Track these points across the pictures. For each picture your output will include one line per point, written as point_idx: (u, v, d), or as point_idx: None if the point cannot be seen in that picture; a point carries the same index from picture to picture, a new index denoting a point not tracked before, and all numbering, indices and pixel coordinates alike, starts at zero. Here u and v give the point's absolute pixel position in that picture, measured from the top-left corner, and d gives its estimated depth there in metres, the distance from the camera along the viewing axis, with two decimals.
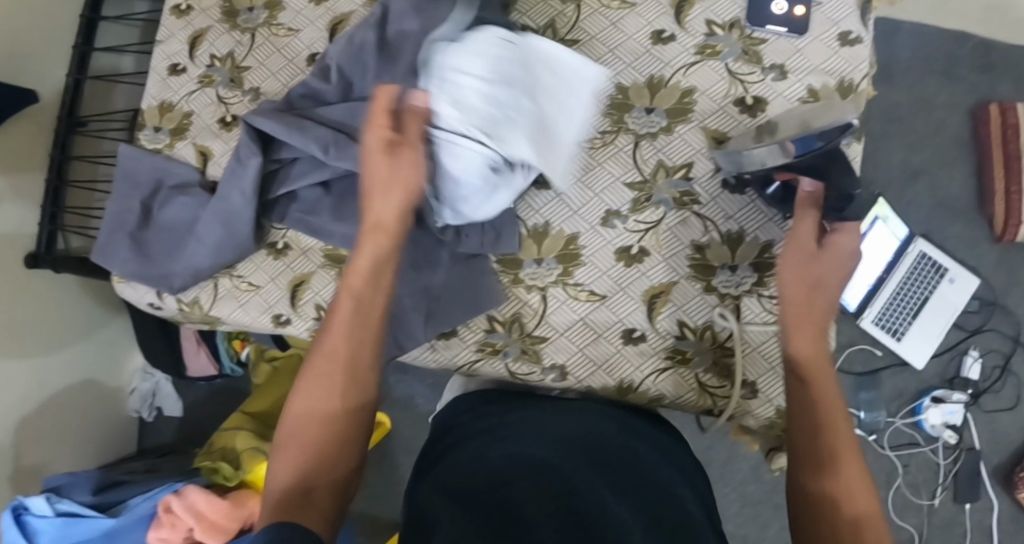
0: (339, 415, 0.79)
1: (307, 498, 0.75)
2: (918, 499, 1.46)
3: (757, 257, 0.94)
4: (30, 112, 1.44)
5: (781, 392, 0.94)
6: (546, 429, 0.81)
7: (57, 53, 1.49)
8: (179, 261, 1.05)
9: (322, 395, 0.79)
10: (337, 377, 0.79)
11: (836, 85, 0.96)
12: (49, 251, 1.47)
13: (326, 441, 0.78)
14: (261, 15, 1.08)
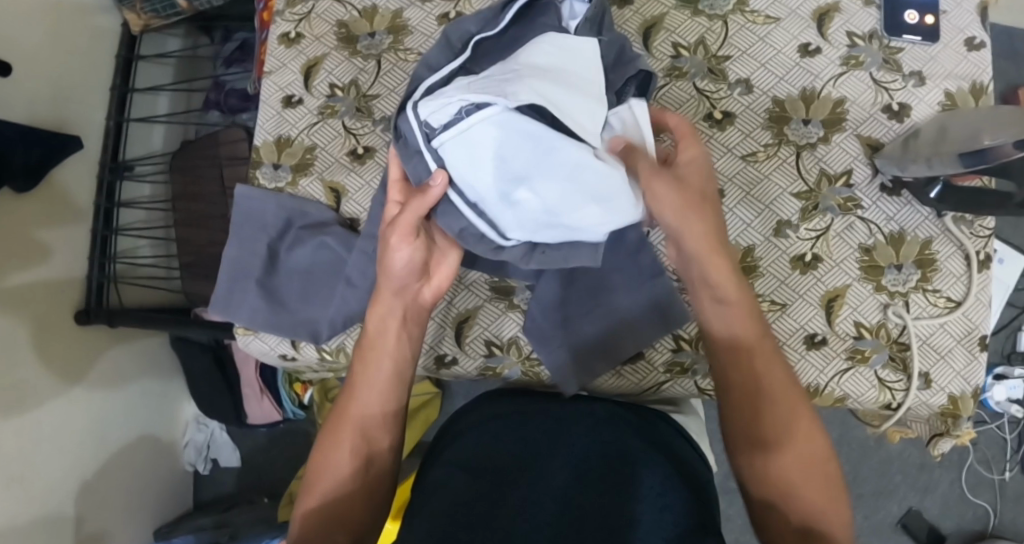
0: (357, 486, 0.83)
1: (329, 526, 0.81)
2: (989, 474, 1.56)
3: (920, 255, 0.98)
4: (74, 160, 1.35)
5: (951, 380, 0.97)
6: (572, 435, 0.85)
7: (95, 93, 1.40)
8: (324, 308, 1.02)
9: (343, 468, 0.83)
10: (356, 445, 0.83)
11: (969, 89, 1.00)
12: (100, 305, 1.38)
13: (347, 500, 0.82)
14: (384, 41, 1.05)
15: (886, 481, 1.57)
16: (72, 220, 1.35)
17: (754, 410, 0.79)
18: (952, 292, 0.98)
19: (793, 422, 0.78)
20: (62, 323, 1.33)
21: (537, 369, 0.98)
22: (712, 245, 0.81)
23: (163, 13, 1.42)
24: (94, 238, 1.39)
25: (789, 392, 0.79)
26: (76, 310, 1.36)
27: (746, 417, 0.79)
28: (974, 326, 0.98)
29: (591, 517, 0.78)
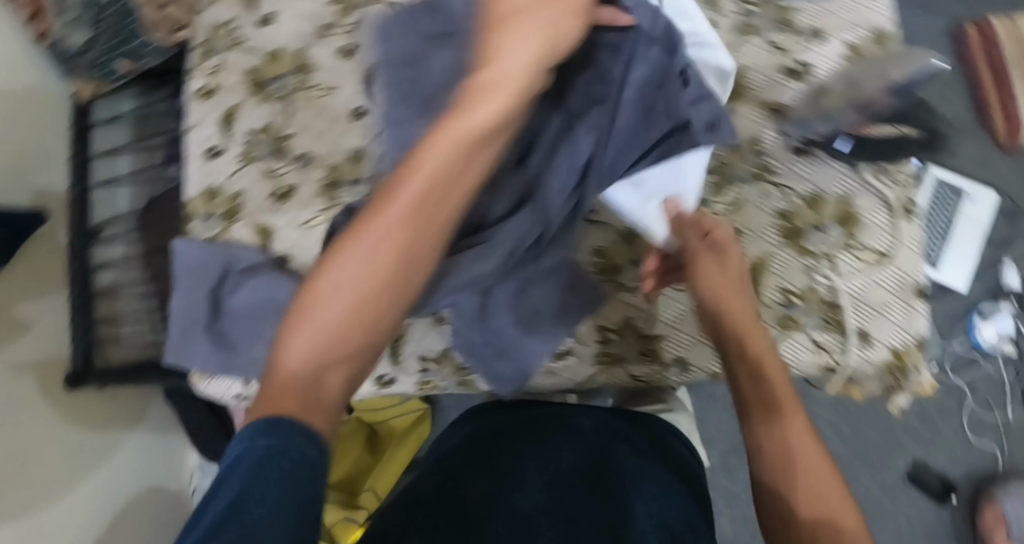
0: (317, 377, 0.63)
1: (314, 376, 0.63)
2: (991, 416, 1.54)
3: (840, 213, 0.97)
4: (42, 233, 1.39)
5: (892, 334, 0.96)
6: (559, 437, 0.97)
7: (53, 166, 1.44)
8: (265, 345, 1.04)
9: (308, 338, 0.63)
10: (369, 291, 0.64)
11: (871, 37, 1.01)
12: (88, 366, 1.41)
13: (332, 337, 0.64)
14: (290, 82, 1.06)
15: (889, 436, 1.55)
16: (46, 289, 1.38)
17: (782, 454, 0.76)
18: (879, 245, 0.97)
19: (800, 444, 0.76)
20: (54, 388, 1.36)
21: (471, 378, 0.99)
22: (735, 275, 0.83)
23: (107, 80, 1.46)
24: (74, 306, 1.41)
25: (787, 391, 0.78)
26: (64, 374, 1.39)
27: (772, 426, 0.77)
28: (909, 276, 0.97)
29: (578, 497, 0.88)
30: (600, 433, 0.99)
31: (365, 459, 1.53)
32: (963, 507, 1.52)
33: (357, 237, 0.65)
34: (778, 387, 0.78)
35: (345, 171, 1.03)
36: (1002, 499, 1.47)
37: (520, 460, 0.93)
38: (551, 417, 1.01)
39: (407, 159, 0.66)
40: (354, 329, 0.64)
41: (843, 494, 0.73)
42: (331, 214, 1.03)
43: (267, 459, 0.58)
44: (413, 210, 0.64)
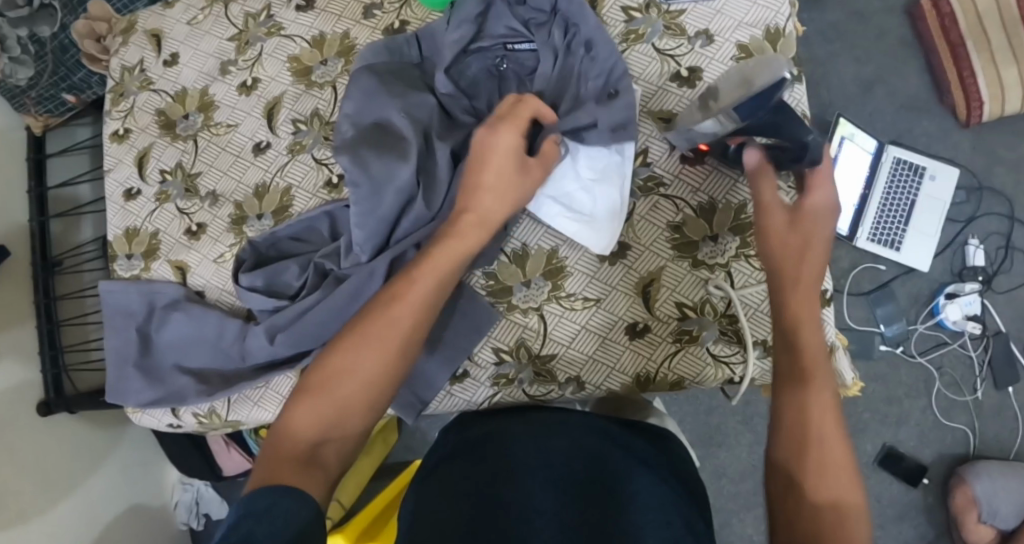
0: (314, 449, 0.76)
1: (311, 459, 0.75)
2: (962, 396, 1.49)
3: (736, 222, 0.95)
4: (7, 268, 1.37)
5: None
6: (558, 439, 0.83)
7: None
8: (188, 374, 1.05)
9: (312, 411, 0.77)
10: (362, 389, 0.79)
11: (763, 35, 0.98)
12: (59, 395, 1.39)
13: (337, 419, 0.78)
14: (197, 120, 1.09)
15: (856, 421, 1.50)
16: (15, 319, 1.37)
17: (805, 426, 0.74)
18: None
19: (819, 419, 0.74)
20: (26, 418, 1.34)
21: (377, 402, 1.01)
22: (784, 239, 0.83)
23: (57, 113, 1.45)
24: (42, 336, 1.39)
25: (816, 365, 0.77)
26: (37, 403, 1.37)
27: (793, 400, 0.76)
28: None
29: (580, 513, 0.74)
30: (593, 435, 0.84)
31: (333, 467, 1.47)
32: (933, 489, 1.48)
33: (356, 337, 0.80)
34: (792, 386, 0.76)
35: (248, 208, 1.05)
36: (972, 480, 1.42)
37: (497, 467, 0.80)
38: (546, 421, 0.87)
39: (425, 256, 0.84)
40: (359, 404, 0.79)
41: (851, 485, 0.71)
42: (239, 249, 1.05)
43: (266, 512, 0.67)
44: (419, 309, 0.81)
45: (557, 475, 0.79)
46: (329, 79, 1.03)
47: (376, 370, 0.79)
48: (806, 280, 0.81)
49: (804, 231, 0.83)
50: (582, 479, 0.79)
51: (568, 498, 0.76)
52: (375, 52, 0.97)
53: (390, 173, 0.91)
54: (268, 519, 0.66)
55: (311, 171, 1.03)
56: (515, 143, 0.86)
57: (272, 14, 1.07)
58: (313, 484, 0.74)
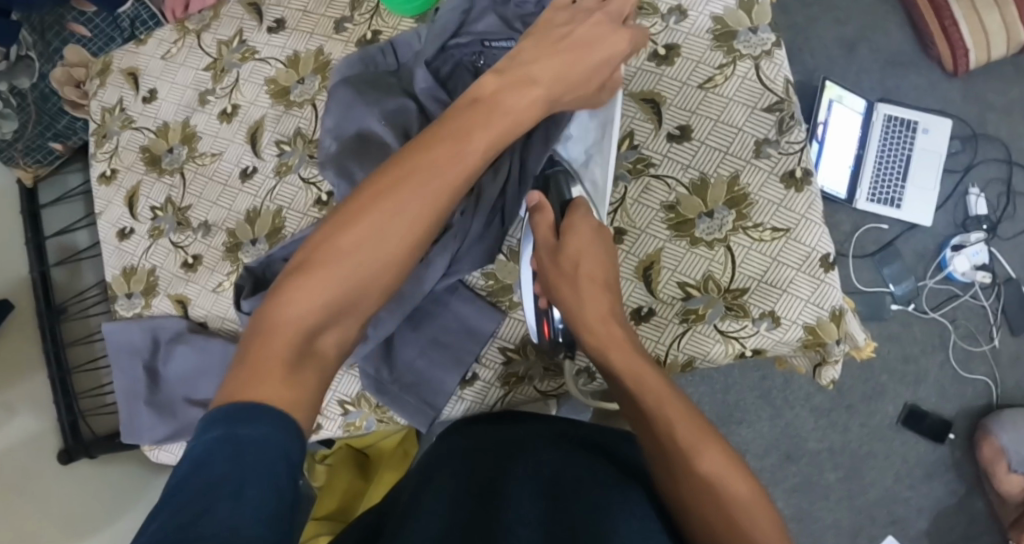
0: (309, 342, 0.71)
1: (308, 347, 0.70)
2: (979, 347, 1.48)
3: (729, 196, 0.95)
4: (13, 324, 1.38)
5: (802, 310, 0.93)
6: (543, 450, 0.84)
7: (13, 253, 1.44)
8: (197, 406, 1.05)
9: (310, 301, 0.72)
10: (367, 270, 0.74)
11: (738, 5, 0.97)
12: (78, 440, 1.38)
13: (342, 300, 0.73)
14: (182, 152, 1.08)
15: (873, 383, 1.49)
16: (24, 373, 1.37)
17: (686, 442, 0.77)
18: (775, 220, 0.94)
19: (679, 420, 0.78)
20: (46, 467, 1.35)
21: (390, 414, 1.00)
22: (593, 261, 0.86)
23: (46, 162, 1.45)
24: (53, 383, 1.39)
25: (644, 372, 0.82)
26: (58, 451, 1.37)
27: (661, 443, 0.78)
28: (813, 248, 0.94)
29: (568, 512, 0.73)
30: (575, 443, 0.86)
31: (359, 482, 1.50)
32: (960, 443, 1.47)
33: (354, 227, 0.74)
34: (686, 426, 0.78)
35: (242, 234, 1.04)
36: (997, 431, 1.41)
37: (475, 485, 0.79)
38: (531, 436, 0.88)
39: (435, 142, 0.77)
40: (369, 289, 0.74)
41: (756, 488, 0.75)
42: (236, 276, 1.04)
43: (253, 437, 0.61)
44: (439, 195, 0.76)
45: (540, 482, 0.78)
46: (307, 97, 1.03)
47: (392, 260, 0.75)
48: (591, 285, 0.85)
49: (573, 254, 0.86)
50: (563, 484, 0.78)
51: (553, 500, 0.75)
52: (349, 65, 0.96)
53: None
54: (253, 453, 0.60)
55: (300, 191, 1.02)
56: (616, 53, 0.84)
57: (244, 39, 1.07)
58: (312, 380, 0.69)
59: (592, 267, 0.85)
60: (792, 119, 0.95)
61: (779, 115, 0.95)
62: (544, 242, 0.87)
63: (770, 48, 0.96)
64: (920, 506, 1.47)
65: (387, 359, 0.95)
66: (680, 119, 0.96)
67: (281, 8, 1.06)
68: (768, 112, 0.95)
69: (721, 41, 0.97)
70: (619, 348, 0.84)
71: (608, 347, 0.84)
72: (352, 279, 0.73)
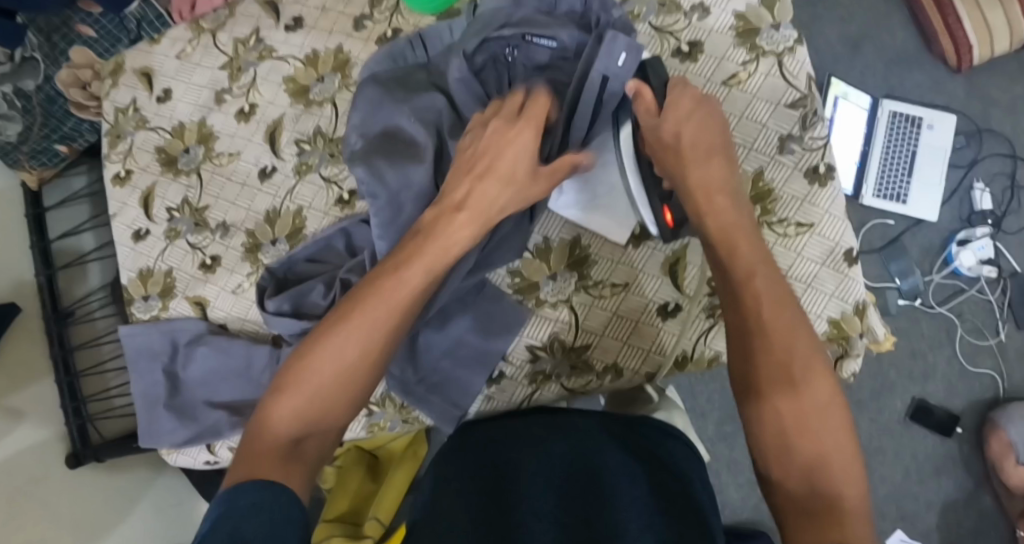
0: (296, 442, 0.78)
1: (294, 450, 0.77)
2: (985, 341, 1.49)
3: (754, 191, 0.95)
4: (17, 328, 1.36)
5: (827, 304, 0.94)
6: (561, 438, 0.88)
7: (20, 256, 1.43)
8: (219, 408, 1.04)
9: (293, 406, 0.79)
10: (345, 374, 0.80)
11: (760, 2, 0.98)
12: (86, 444, 1.36)
13: (323, 403, 0.79)
14: (198, 153, 1.07)
15: (882, 378, 1.50)
16: (32, 379, 1.36)
17: (780, 365, 0.76)
18: (800, 215, 0.95)
19: (796, 338, 0.77)
20: (53, 473, 1.33)
21: (415, 414, 0.99)
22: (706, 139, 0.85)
23: (52, 164, 1.45)
24: (60, 389, 1.37)
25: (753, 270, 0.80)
26: (66, 456, 1.35)
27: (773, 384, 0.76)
28: (837, 242, 0.95)
29: (578, 503, 0.77)
30: (583, 431, 0.89)
31: (366, 486, 1.48)
32: (969, 438, 1.48)
33: (327, 336, 0.80)
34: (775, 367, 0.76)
35: (262, 235, 1.04)
36: (1005, 424, 1.43)
37: (478, 482, 0.83)
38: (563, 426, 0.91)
39: (407, 249, 0.84)
40: (347, 390, 0.80)
41: (843, 437, 0.73)
42: (257, 276, 1.04)
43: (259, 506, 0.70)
44: (405, 295, 0.82)
45: (553, 474, 0.82)
46: (327, 96, 1.02)
47: (364, 363, 0.81)
48: (699, 157, 0.85)
49: (683, 132, 0.85)
50: (574, 479, 0.82)
51: (564, 494, 0.79)
52: (378, 61, 0.98)
53: (406, 179, 0.91)
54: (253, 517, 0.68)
55: (321, 190, 1.02)
56: (528, 147, 0.85)
57: (261, 38, 1.06)
58: (298, 477, 0.75)
59: (694, 136, 0.85)
60: (814, 115, 0.96)
61: (802, 111, 0.96)
62: (645, 119, 0.87)
63: (792, 44, 0.97)
64: (930, 502, 1.47)
65: (414, 359, 0.95)
66: None
67: (299, 7, 1.05)
68: (791, 108, 0.96)
69: (744, 38, 0.98)
70: (717, 217, 0.83)
71: (702, 212, 0.84)
72: (332, 379, 0.80)
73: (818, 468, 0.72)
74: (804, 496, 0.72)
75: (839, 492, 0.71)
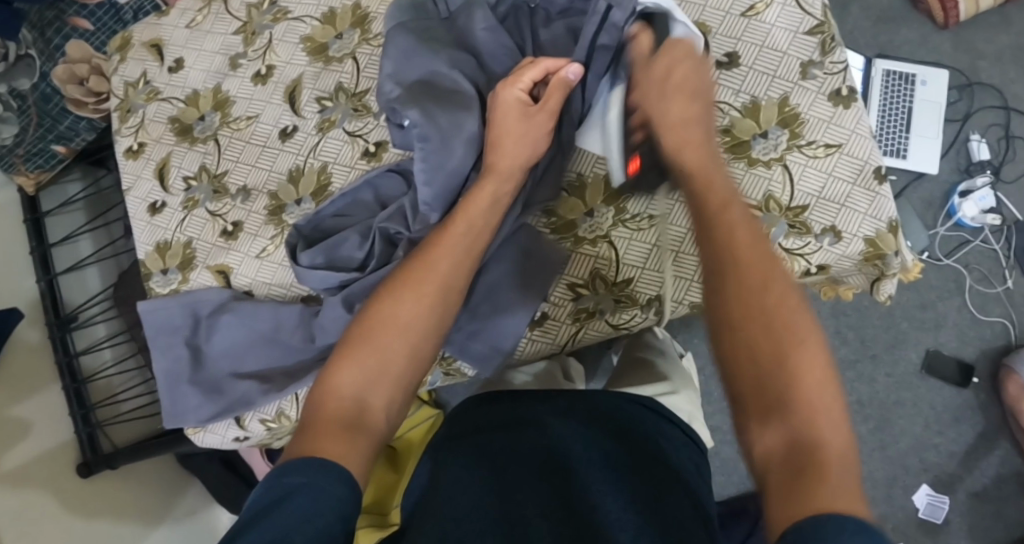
0: (359, 409, 0.76)
1: (357, 418, 0.75)
2: (993, 289, 1.51)
3: (781, 116, 0.96)
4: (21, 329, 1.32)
5: (861, 223, 0.94)
6: (558, 425, 0.85)
7: (18, 263, 1.36)
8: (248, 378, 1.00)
9: (355, 375, 0.78)
10: (404, 341, 0.80)
11: None
12: (96, 452, 1.32)
13: (386, 367, 0.79)
14: (214, 119, 1.06)
15: (896, 332, 1.52)
16: (38, 384, 1.30)
17: (742, 299, 0.70)
18: (827, 137, 0.96)
19: (787, 311, 0.69)
20: (66, 478, 1.28)
21: (456, 364, 0.97)
22: (681, 80, 0.84)
23: (48, 167, 1.38)
24: (68, 394, 1.32)
25: (728, 203, 0.75)
26: (77, 465, 1.30)
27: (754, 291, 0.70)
28: (866, 161, 0.95)
29: (571, 496, 0.75)
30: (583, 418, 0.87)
31: (391, 476, 1.33)
32: (984, 386, 1.50)
33: (386, 308, 0.81)
34: (764, 336, 0.68)
35: (285, 196, 1.02)
36: (1018, 368, 1.44)
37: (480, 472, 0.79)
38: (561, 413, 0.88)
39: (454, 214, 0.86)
40: (405, 360, 0.80)
41: (835, 407, 0.65)
42: (283, 238, 1.01)
43: (300, 489, 0.67)
44: (454, 255, 0.84)
45: (546, 466, 0.79)
46: (347, 52, 1.02)
47: (423, 330, 0.81)
48: (679, 97, 0.83)
49: (663, 69, 0.85)
50: (577, 466, 0.79)
51: (561, 486, 0.77)
52: (402, 10, 0.97)
53: (459, 124, 0.91)
54: (311, 488, 0.67)
55: (345, 145, 1.00)
56: (512, 98, 0.88)
57: (275, 1, 1.05)
58: (362, 449, 0.73)
59: (681, 78, 0.84)
60: (833, 40, 0.97)
61: (821, 37, 0.97)
62: (638, 60, 0.88)
63: None
64: (952, 452, 1.48)
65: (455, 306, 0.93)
66: (730, 45, 0.98)
67: None
68: (810, 35, 0.97)
69: None
70: (694, 150, 0.81)
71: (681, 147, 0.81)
72: (394, 348, 0.79)
73: (801, 413, 0.65)
74: (786, 450, 0.64)
75: (825, 442, 0.64)
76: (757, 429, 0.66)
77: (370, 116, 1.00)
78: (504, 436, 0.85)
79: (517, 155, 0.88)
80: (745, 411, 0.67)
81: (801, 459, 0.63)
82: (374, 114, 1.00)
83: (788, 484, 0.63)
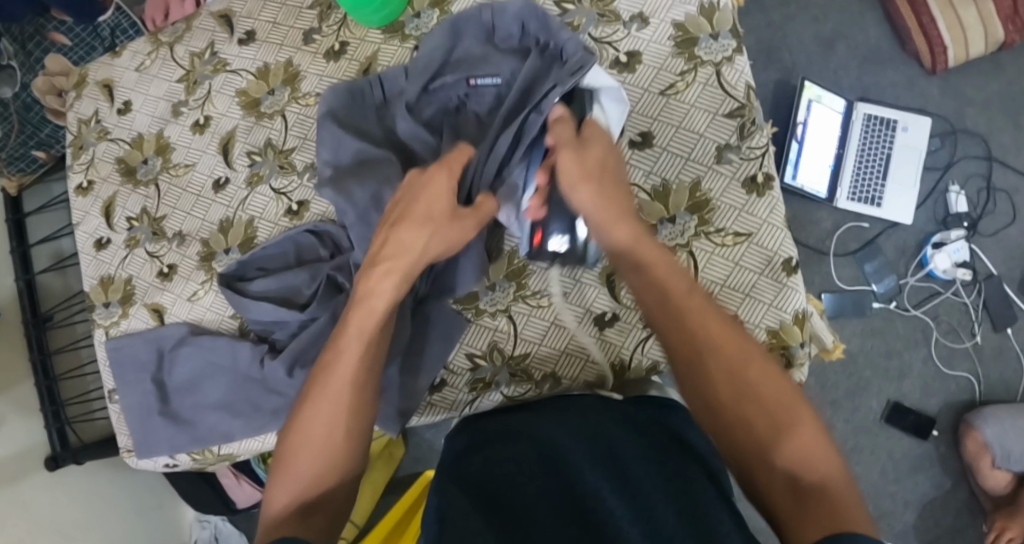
0: (298, 519, 0.77)
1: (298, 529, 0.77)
2: (961, 342, 1.47)
3: (691, 201, 0.96)
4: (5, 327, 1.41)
5: (765, 314, 0.94)
6: (553, 424, 0.83)
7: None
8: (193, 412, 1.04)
9: (287, 490, 0.78)
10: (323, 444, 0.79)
11: (699, 10, 0.98)
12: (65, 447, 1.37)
13: (314, 473, 0.79)
14: (156, 163, 1.10)
15: (857, 379, 1.48)
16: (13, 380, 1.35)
17: (721, 365, 0.77)
18: (737, 226, 0.95)
19: (761, 387, 0.75)
20: None
21: None
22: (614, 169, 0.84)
23: (30, 171, 1.43)
24: (41, 392, 1.38)
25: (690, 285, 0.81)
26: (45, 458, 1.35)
27: (702, 381, 0.77)
28: (776, 252, 0.94)
29: (575, 503, 0.72)
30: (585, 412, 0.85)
31: None
32: (945, 439, 1.46)
33: (302, 428, 0.79)
34: (760, 416, 0.74)
35: (215, 244, 1.06)
36: (980, 425, 1.40)
37: (477, 480, 0.79)
38: (560, 415, 0.85)
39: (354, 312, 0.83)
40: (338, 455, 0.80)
41: (820, 446, 0.73)
42: (212, 284, 1.06)
43: None
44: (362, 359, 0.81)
45: (547, 468, 0.77)
46: (277, 108, 1.05)
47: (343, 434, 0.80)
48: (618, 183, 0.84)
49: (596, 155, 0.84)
50: (577, 463, 0.76)
51: (570, 487, 0.74)
52: (335, 91, 0.98)
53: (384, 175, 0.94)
54: None
55: (271, 202, 1.04)
56: (447, 189, 0.85)
57: (216, 51, 1.09)
58: None
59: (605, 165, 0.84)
60: (753, 124, 0.96)
61: (741, 120, 0.96)
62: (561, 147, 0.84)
63: (731, 53, 0.97)
64: (906, 501, 1.45)
65: None
66: (646, 125, 0.97)
67: (251, 21, 1.08)
68: (729, 118, 0.96)
69: (683, 47, 0.98)
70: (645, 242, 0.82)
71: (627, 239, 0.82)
72: (312, 454, 0.79)
73: (796, 458, 0.72)
74: (788, 483, 0.72)
75: (823, 479, 0.71)
76: (761, 473, 0.73)
77: (294, 174, 1.03)
78: (503, 441, 0.83)
79: (427, 239, 0.84)
80: (738, 459, 0.75)
81: (806, 494, 0.70)
82: (298, 172, 1.03)
83: (797, 512, 0.70)
